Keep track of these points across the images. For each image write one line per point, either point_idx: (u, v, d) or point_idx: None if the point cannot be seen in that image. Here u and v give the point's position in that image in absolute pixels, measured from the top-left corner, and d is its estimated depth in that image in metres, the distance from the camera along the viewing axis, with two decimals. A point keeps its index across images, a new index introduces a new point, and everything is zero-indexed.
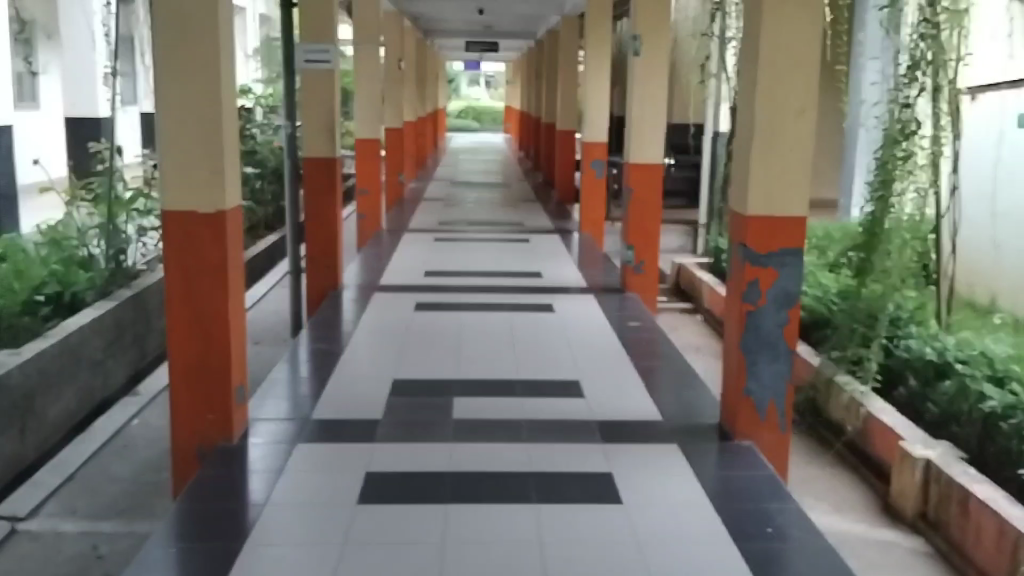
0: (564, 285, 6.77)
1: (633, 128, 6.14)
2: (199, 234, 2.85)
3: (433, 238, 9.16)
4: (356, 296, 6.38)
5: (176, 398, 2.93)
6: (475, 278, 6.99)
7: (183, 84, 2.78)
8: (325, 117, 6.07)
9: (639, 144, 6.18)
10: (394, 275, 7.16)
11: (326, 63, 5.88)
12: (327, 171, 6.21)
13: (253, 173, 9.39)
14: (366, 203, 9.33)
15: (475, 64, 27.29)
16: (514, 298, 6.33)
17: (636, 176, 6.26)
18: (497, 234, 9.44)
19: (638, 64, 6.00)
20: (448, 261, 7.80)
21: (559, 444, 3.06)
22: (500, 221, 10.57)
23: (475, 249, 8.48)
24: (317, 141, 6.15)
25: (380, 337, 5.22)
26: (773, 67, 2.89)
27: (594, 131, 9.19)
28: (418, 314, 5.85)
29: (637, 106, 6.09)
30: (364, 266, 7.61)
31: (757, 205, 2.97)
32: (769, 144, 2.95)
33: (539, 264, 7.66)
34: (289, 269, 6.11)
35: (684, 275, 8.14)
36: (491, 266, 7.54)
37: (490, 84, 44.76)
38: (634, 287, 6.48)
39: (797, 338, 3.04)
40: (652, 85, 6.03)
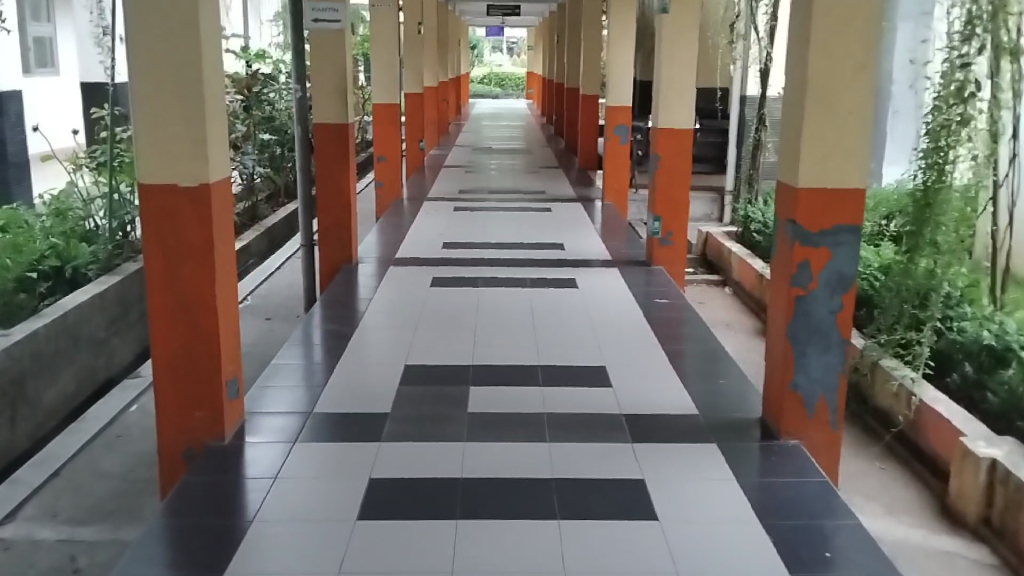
0: (587, 257, 6.46)
1: (661, 92, 5.76)
2: (180, 211, 2.59)
3: (452, 207, 8.86)
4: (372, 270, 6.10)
5: (161, 394, 2.71)
6: (494, 250, 6.69)
7: (159, 40, 2.48)
8: (335, 82, 5.74)
9: (668, 109, 5.80)
10: (411, 247, 6.87)
11: (336, 24, 5.53)
12: (336, 137, 5.89)
13: (271, 139, 9.24)
14: (387, 172, 9.08)
15: (498, 30, 26.86)
16: (535, 271, 6.03)
17: (663, 142, 5.89)
18: (518, 203, 9.11)
19: (666, 23, 5.59)
20: (467, 231, 7.51)
21: (583, 444, 2.77)
22: (522, 189, 10.26)
23: (495, 218, 8.18)
24: (326, 106, 5.81)
25: (394, 315, 4.95)
26: (830, 20, 2.54)
27: (618, 96, 8.80)
28: (434, 289, 5.57)
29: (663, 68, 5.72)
30: (381, 236, 7.35)
31: (810, 175, 2.62)
32: (824, 105, 2.60)
33: (561, 234, 7.35)
34: (299, 242, 5.81)
35: (712, 244, 7.77)
36: (512, 237, 7.24)
37: (512, 50, 44.24)
38: (662, 261, 6.12)
39: (851, 326, 2.73)
40: (681, 45, 5.63)
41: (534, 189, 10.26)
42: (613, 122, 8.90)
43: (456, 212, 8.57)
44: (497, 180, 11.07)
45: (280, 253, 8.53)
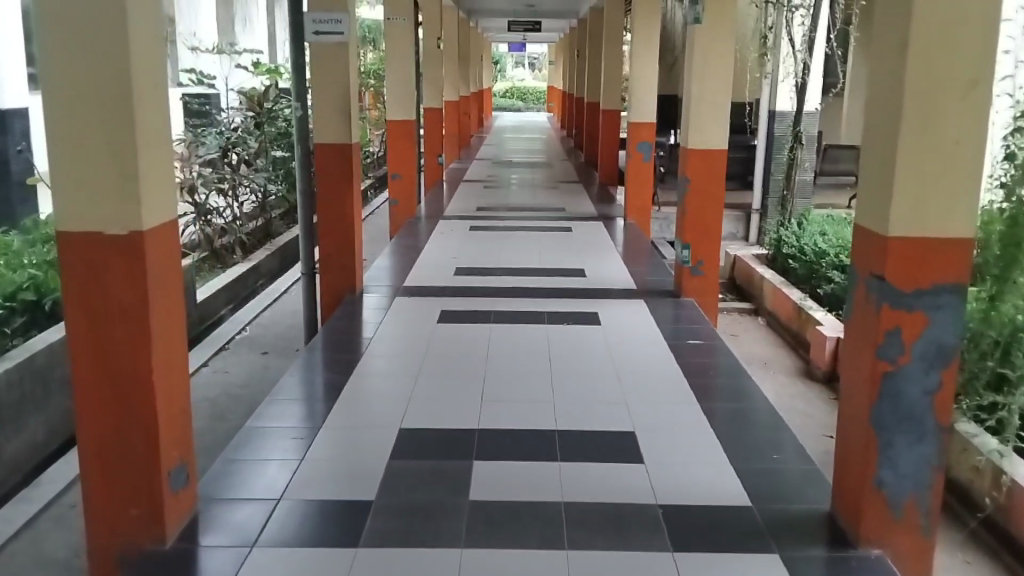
0: (612, 284, 5.91)
1: (691, 109, 5.19)
2: (109, 269, 2.26)
3: (469, 225, 8.33)
4: (378, 296, 5.60)
5: (91, 487, 2.36)
6: (514, 273, 6.15)
7: (76, 61, 2.17)
8: (336, 98, 5.19)
9: (700, 129, 5.21)
10: (425, 269, 6.33)
11: (339, 36, 5.00)
12: (339, 158, 5.29)
13: (283, 155, 8.71)
14: (400, 189, 8.39)
15: (520, 45, 26.46)
16: (555, 300, 5.48)
17: (694, 163, 5.28)
18: (540, 222, 8.56)
19: (700, 34, 5.01)
20: (483, 251, 6.98)
21: (614, 556, 2.24)
22: (543, 206, 9.72)
23: (514, 238, 7.65)
24: (327, 124, 5.24)
25: (400, 354, 4.42)
26: (934, 30, 2.10)
27: (643, 109, 8.25)
28: (445, 319, 5.06)
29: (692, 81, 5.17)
30: (395, 257, 6.82)
31: (905, 223, 2.20)
32: (923, 132, 2.16)
33: (586, 255, 6.78)
34: (300, 270, 5.30)
35: (738, 269, 7.00)
36: (532, 259, 6.70)
37: (534, 65, 43.91)
38: (692, 292, 5.44)
39: (951, 412, 2.29)
40: (716, 58, 5.05)
41: (555, 206, 9.72)
42: (636, 138, 8.33)
43: (472, 230, 8.04)
44: (517, 196, 10.54)
45: (290, 273, 8.00)
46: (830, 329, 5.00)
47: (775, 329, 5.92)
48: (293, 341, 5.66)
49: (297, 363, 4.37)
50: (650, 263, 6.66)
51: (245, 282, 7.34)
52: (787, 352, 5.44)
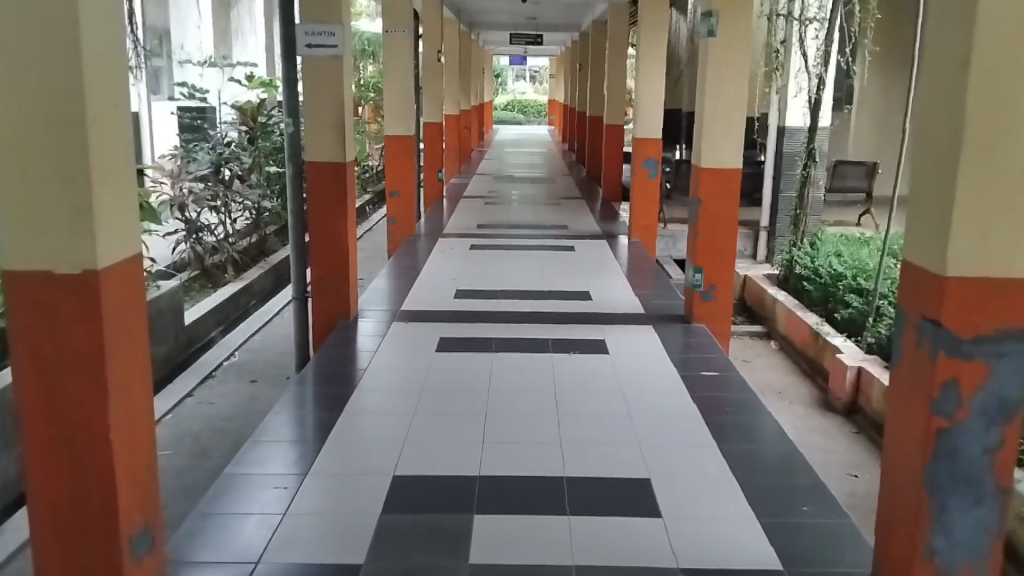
0: (620, 307, 5.65)
1: (701, 126, 5.01)
2: (58, 313, 2.16)
3: (469, 243, 8.08)
4: (376, 317, 5.40)
5: (42, 542, 2.28)
6: (515, 296, 5.90)
7: (24, 88, 2.04)
8: (329, 116, 4.93)
9: (713, 147, 4.99)
10: (422, 292, 6.08)
11: (333, 49, 4.78)
12: (332, 179, 5.01)
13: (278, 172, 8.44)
14: (397, 207, 8.13)
15: (520, 58, 26.24)
16: (561, 326, 5.22)
17: (707, 183, 5.06)
18: (542, 240, 8.30)
19: (711, 48, 4.86)
20: (484, 272, 6.72)
21: None
22: (544, 223, 9.47)
23: (516, 258, 7.39)
24: (320, 143, 4.98)
25: (396, 388, 4.15)
26: (994, 65, 2.06)
27: (648, 125, 8.04)
28: (444, 345, 4.81)
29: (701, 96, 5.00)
30: (392, 278, 6.56)
31: (964, 259, 2.15)
32: (981, 169, 2.11)
33: (592, 276, 6.52)
34: (294, 295, 5.03)
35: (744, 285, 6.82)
36: (535, 280, 6.43)
37: (534, 78, 43.86)
38: (703, 317, 5.18)
39: (1011, 470, 2.24)
40: (726, 72, 4.88)
41: (557, 223, 9.47)
42: (642, 153, 8.16)
43: (473, 249, 7.79)
44: (519, 213, 10.29)
45: (284, 293, 7.73)
46: (849, 356, 4.85)
47: (786, 351, 5.76)
48: (285, 369, 5.41)
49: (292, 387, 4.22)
50: (656, 284, 6.42)
51: (237, 303, 7.06)
52: (802, 381, 5.26)
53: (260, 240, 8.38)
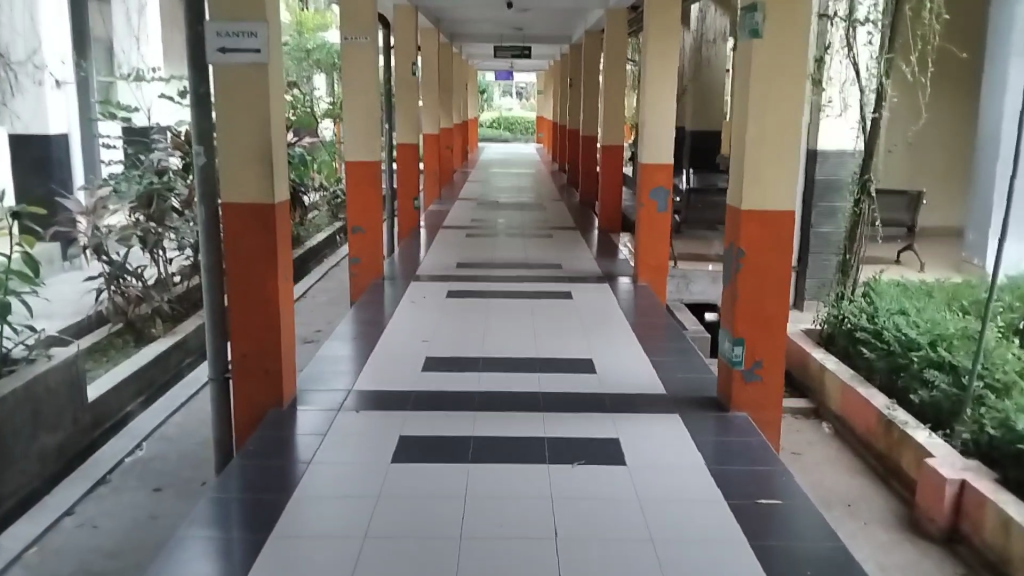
0: (627, 381, 4.50)
1: (742, 155, 3.90)
2: None
3: (447, 287, 6.93)
4: (327, 397, 4.20)
5: None
6: (499, 366, 4.73)
7: None
8: (251, 143, 3.77)
9: (759, 181, 3.86)
10: (385, 357, 4.90)
11: (254, 55, 3.67)
12: (258, 225, 3.83)
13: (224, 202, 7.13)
14: (360, 245, 6.92)
15: (507, 75, 25.31)
16: (555, 411, 4.08)
17: (749, 230, 3.93)
18: (532, 282, 7.15)
19: (754, 56, 3.78)
20: (461, 328, 5.57)
21: None
22: (532, 259, 8.34)
23: (500, 306, 6.24)
24: (240, 180, 3.80)
25: (338, 518, 2.98)
26: None
27: (654, 149, 6.85)
28: (405, 445, 3.62)
29: (741, 117, 3.91)
30: (352, 336, 5.40)
31: None
32: None
33: (590, 335, 5.38)
34: (210, 377, 3.89)
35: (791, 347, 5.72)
36: (521, 339, 5.28)
37: (521, 94, 42.96)
38: (744, 404, 4.07)
39: None
40: (772, 86, 3.80)
41: (547, 259, 8.34)
42: (648, 181, 6.95)
43: (450, 295, 6.65)
44: (504, 246, 9.16)
45: None
46: (943, 463, 3.69)
47: (845, 438, 4.77)
48: (202, 467, 4.24)
49: (197, 518, 2.99)
50: (670, 344, 5.27)
51: (166, 365, 5.92)
52: (874, 485, 4.22)
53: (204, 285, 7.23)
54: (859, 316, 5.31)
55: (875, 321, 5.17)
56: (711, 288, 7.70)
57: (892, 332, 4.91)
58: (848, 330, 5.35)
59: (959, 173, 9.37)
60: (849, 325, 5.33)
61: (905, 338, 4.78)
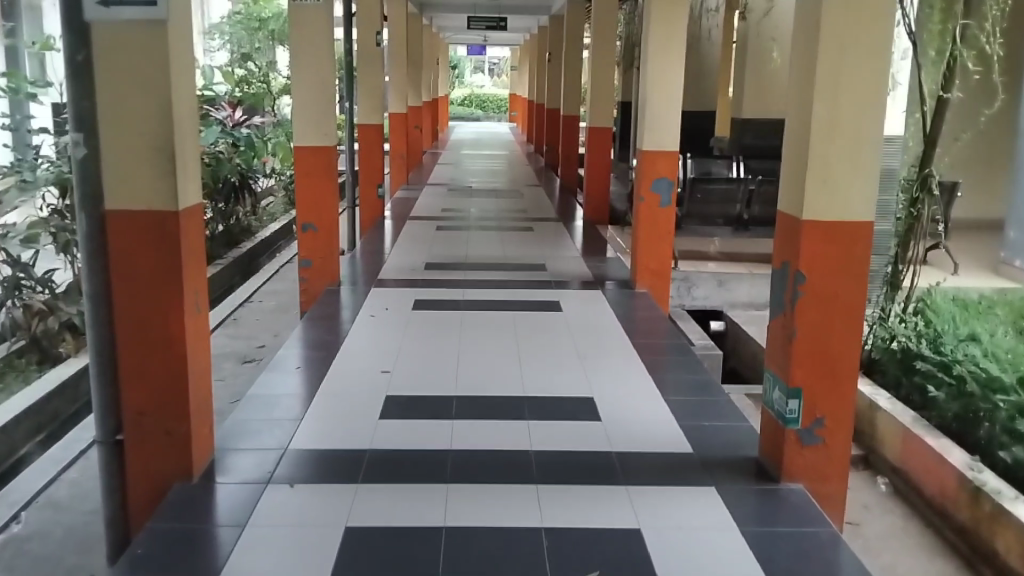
0: (646, 435, 3.57)
1: (802, 147, 2.99)
2: None
3: (418, 296, 5.97)
4: (253, 460, 3.21)
5: None
6: (480, 413, 3.76)
7: None
8: (149, 132, 2.76)
9: (827, 183, 2.95)
10: (342, 397, 3.91)
11: (149, 13, 2.63)
12: (157, 239, 2.83)
13: None
14: (313, 245, 5.99)
15: (478, 50, 24.32)
16: (558, 483, 3.13)
17: (809, 245, 3.00)
18: (516, 290, 6.19)
19: (823, 21, 2.84)
20: (437, 351, 4.61)
21: None
22: (511, 258, 7.42)
23: (481, 322, 5.31)
24: (133, 182, 2.79)
25: None
26: None
27: (654, 135, 6.01)
28: (351, 550, 2.66)
29: (803, 97, 2.98)
30: (307, 361, 4.44)
31: None
32: None
33: (590, 361, 4.47)
34: (96, 437, 2.93)
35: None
36: (508, 368, 4.35)
37: (493, 71, 41.79)
38: (798, 473, 3.14)
39: None
40: (846, 57, 2.87)
41: (529, 258, 7.42)
42: (649, 172, 6.10)
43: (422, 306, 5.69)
44: (479, 241, 8.22)
45: None
46: None
47: (907, 496, 3.96)
48: (90, 557, 3.23)
49: None
50: (677, 374, 4.32)
51: (74, 392, 4.86)
52: (958, 571, 3.37)
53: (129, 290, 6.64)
54: (915, 341, 4.61)
55: (941, 350, 4.42)
56: (716, 293, 7.02)
57: (963, 364, 4.16)
58: (899, 355, 4.65)
59: (986, 170, 8.70)
60: (902, 350, 4.63)
61: (983, 374, 3.98)
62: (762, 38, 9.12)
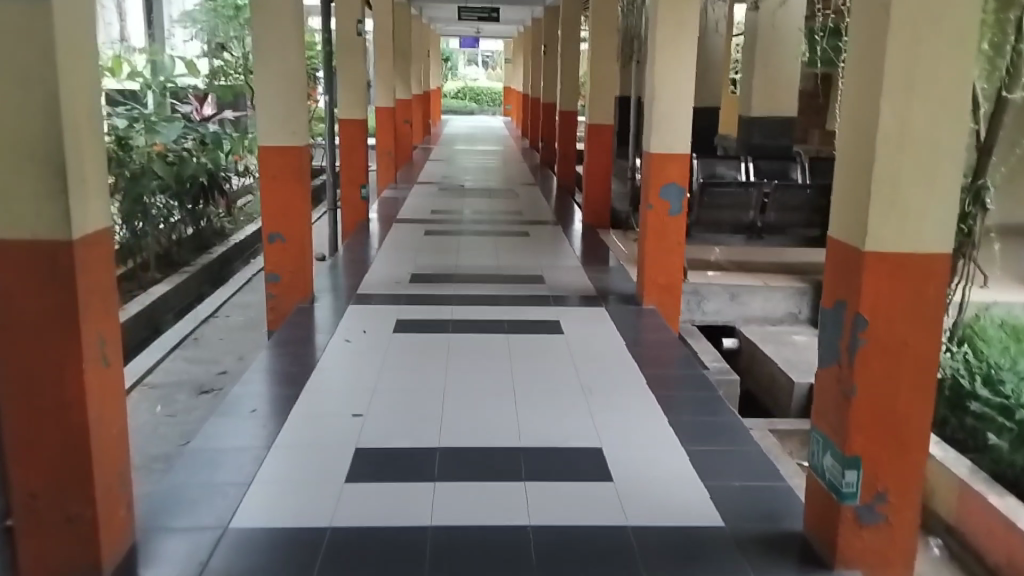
0: (667, 499, 2.96)
1: (863, 158, 2.32)
2: None
3: (401, 315, 5.37)
4: (182, 550, 2.61)
5: None
6: (463, 469, 3.14)
7: None
8: (29, 136, 2.17)
9: (895, 205, 2.29)
10: (301, 450, 3.29)
11: None
12: (44, 273, 2.22)
13: None
14: (280, 257, 5.43)
15: (472, 42, 23.84)
16: (562, 567, 2.53)
17: (874, 286, 2.33)
18: (512, 307, 5.59)
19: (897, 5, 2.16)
20: (418, 384, 4.01)
21: None
22: (502, 268, 6.83)
23: (471, 346, 4.71)
24: (10, 200, 2.19)
25: None
26: None
27: (664, 137, 5.42)
28: None
29: (864, 95, 2.30)
30: (268, 400, 3.84)
31: None
32: None
33: (595, 397, 3.88)
34: None
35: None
36: (499, 405, 3.75)
37: (487, 63, 41.02)
38: (857, 557, 2.51)
39: None
40: (921, 52, 2.19)
41: (521, 268, 6.84)
42: (659, 177, 5.49)
43: (404, 328, 5.09)
44: (469, 247, 7.64)
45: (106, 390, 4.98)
46: None
47: (966, 562, 3.31)
48: None
49: None
50: (693, 417, 3.69)
51: None
52: None
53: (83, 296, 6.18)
54: (965, 374, 3.99)
55: (999, 390, 3.80)
56: (729, 307, 6.42)
57: None
58: (948, 393, 4.01)
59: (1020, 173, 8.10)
60: (952, 388, 3.99)
61: None
62: (774, 30, 8.53)
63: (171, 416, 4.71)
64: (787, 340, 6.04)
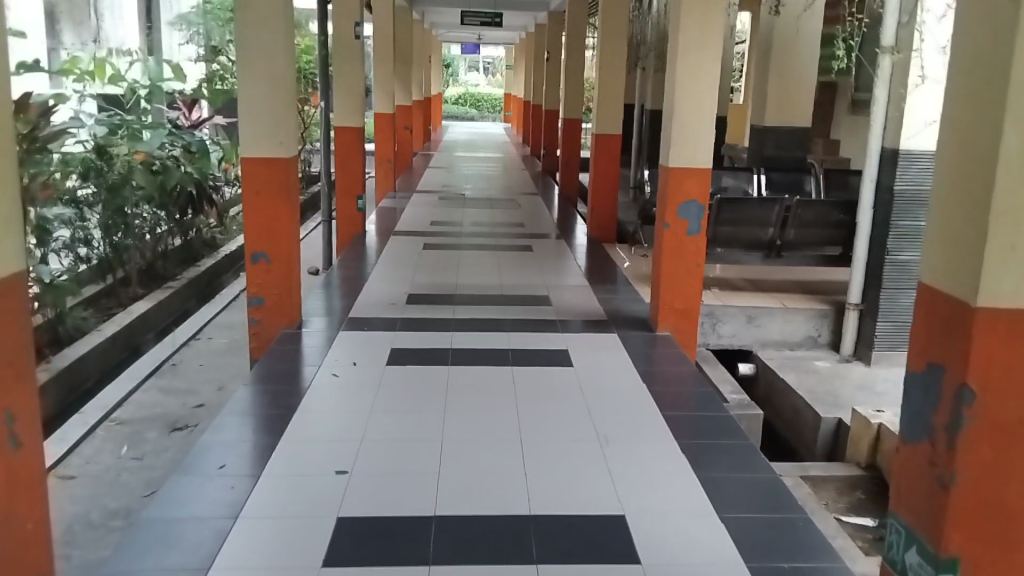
0: None
1: (976, 191, 1.89)
2: None
3: (394, 343, 4.89)
4: None
5: None
6: (461, 546, 2.66)
7: None
8: None
9: (1017, 252, 1.86)
10: (275, 519, 2.81)
11: None
12: None
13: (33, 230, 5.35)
14: (262, 278, 4.94)
15: (474, 48, 23.49)
16: None
17: (988, 349, 1.89)
18: (515, 334, 5.12)
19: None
20: (411, 431, 3.53)
21: None
22: (505, 287, 6.36)
23: (471, 381, 4.24)
24: None
25: None
26: None
27: (684, 149, 4.94)
28: None
29: (977, 114, 1.88)
30: (241, 451, 3.37)
31: None
32: None
33: (612, 447, 3.40)
34: None
35: (854, 436, 4.06)
36: (504, 459, 3.27)
37: (488, 70, 40.74)
38: None
39: None
40: None
41: (526, 287, 6.37)
42: (678, 192, 5.01)
43: (398, 358, 4.61)
44: (469, 263, 7.17)
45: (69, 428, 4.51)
46: None
47: None
48: None
49: None
50: (722, 475, 3.21)
51: None
52: None
53: (52, 318, 5.73)
54: None
55: None
56: (746, 331, 5.91)
57: None
58: None
59: None
60: None
61: None
62: (790, 36, 8.08)
63: (137, 459, 4.23)
64: (809, 367, 5.38)
